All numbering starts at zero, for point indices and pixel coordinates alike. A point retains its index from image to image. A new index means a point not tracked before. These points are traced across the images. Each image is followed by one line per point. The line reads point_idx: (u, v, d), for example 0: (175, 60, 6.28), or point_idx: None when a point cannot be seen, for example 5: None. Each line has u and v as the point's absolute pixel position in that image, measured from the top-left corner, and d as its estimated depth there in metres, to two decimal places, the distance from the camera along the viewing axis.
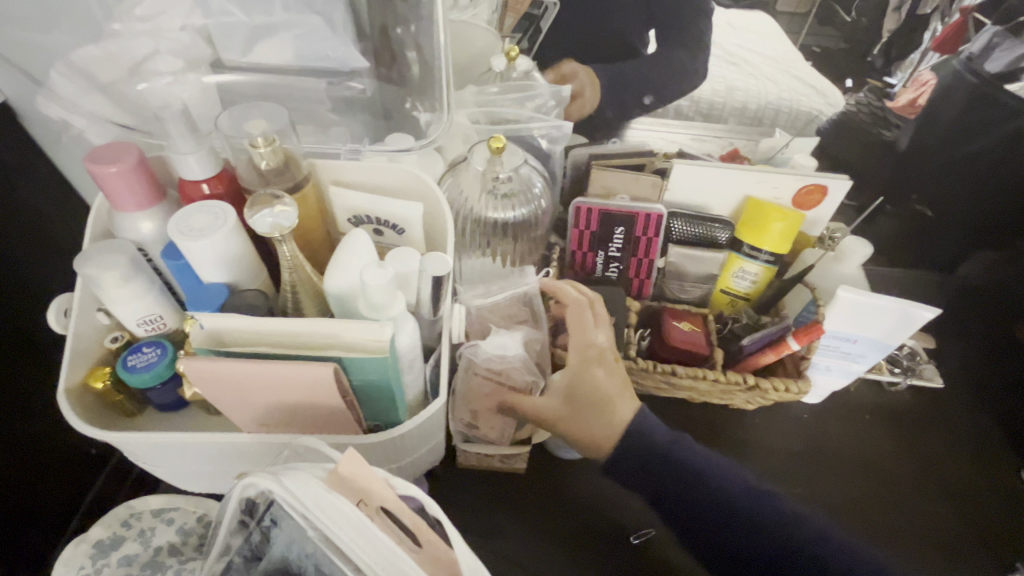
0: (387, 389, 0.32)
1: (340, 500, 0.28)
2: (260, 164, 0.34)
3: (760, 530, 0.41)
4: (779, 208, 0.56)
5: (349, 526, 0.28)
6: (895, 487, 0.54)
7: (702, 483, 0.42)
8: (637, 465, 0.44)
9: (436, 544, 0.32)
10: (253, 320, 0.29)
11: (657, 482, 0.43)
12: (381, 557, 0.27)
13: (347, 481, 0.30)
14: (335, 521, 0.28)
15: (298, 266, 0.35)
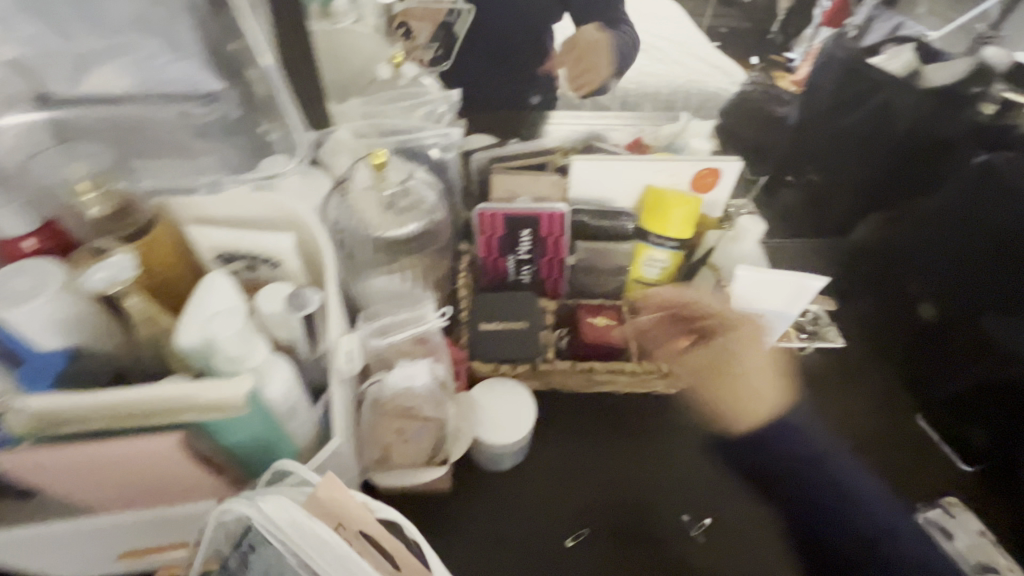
0: (263, 443, 0.30)
1: (322, 530, 0.28)
2: (90, 212, 0.30)
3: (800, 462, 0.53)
4: (676, 196, 0.57)
5: (329, 556, 0.28)
6: (824, 450, 0.57)
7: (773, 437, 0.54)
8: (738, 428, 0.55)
9: (413, 569, 0.33)
10: (83, 396, 0.26)
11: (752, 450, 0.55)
12: None
13: (328, 505, 0.30)
14: (317, 546, 0.28)
15: (152, 319, 0.31)
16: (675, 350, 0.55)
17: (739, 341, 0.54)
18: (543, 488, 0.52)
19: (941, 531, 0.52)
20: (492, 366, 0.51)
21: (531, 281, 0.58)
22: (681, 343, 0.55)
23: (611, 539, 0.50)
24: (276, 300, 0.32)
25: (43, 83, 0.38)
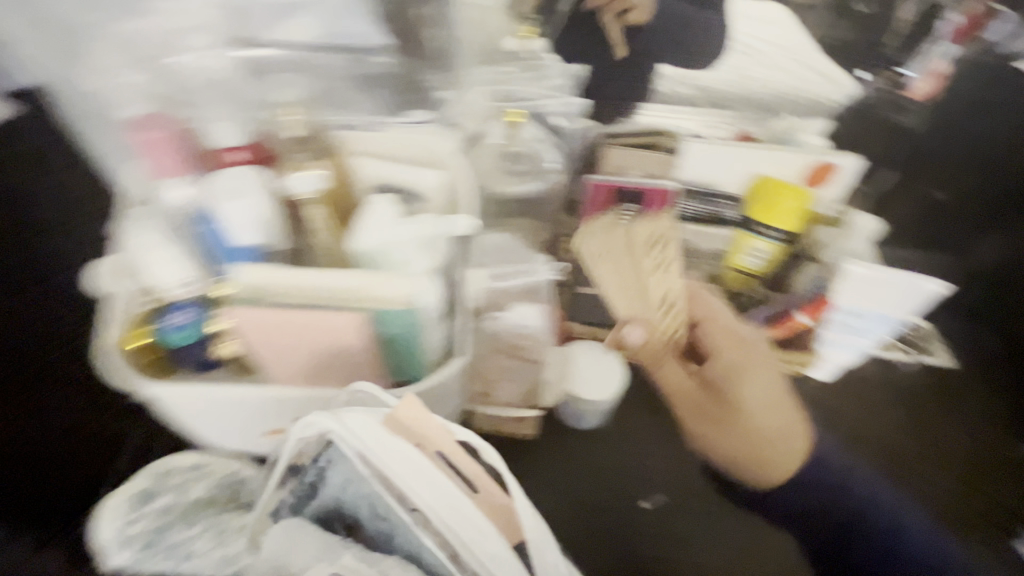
0: (408, 348, 0.34)
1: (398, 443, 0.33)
2: (285, 132, 0.37)
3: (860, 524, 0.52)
4: (790, 187, 0.53)
5: (406, 467, 0.33)
6: (654, 536, 0.51)
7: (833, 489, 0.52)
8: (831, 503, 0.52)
9: (491, 492, 0.37)
10: (292, 276, 0.31)
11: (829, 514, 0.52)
12: (438, 497, 0.33)
13: (402, 425, 0.35)
14: (396, 461, 0.33)
15: (323, 230, 0.37)
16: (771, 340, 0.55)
17: (750, 370, 0.54)
18: (624, 453, 0.54)
19: None
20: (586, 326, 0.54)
21: None
22: (777, 333, 0.55)
23: (683, 510, 0.51)
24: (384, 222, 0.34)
25: (250, 27, 0.43)
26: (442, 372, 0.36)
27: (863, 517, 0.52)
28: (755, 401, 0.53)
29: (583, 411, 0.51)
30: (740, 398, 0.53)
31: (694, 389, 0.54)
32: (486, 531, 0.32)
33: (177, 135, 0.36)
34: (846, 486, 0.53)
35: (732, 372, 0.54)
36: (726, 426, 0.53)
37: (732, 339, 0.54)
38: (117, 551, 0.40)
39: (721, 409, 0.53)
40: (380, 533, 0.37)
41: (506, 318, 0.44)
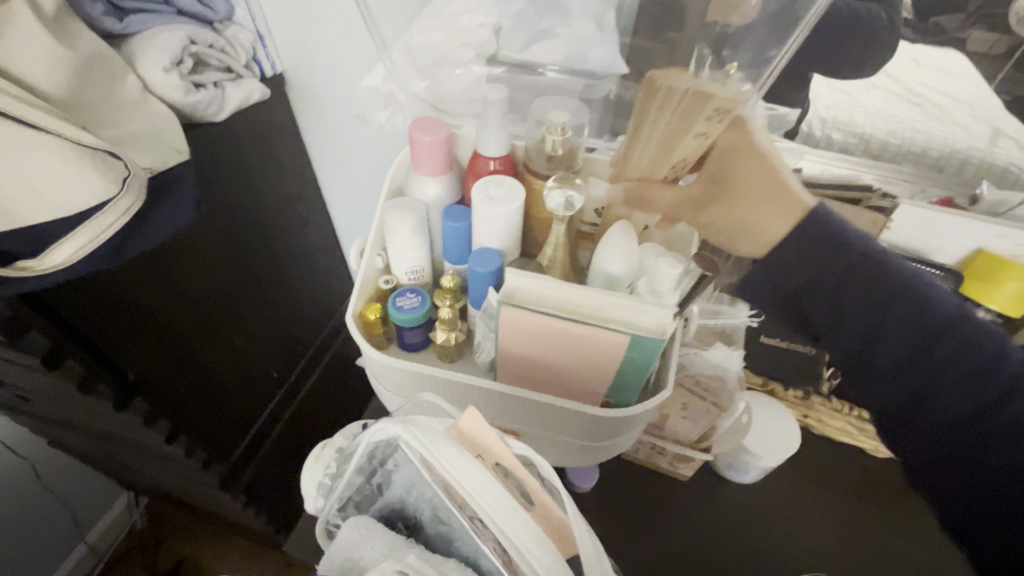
0: (638, 375, 0.34)
1: (457, 455, 0.33)
2: (550, 148, 0.38)
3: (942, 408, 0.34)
4: (1017, 266, 0.51)
5: (474, 477, 0.33)
6: None
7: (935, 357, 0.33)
8: (912, 342, 0.33)
9: (547, 505, 0.36)
10: (551, 285, 0.32)
11: (918, 357, 0.33)
12: (501, 506, 0.32)
13: (468, 436, 0.36)
14: (460, 471, 0.33)
15: (562, 245, 0.38)
16: None
17: (737, 160, 0.36)
18: (776, 514, 0.51)
19: None
20: (762, 380, 0.53)
21: None
22: None
23: None
24: (629, 247, 0.35)
25: (497, 45, 0.46)
26: (647, 405, 0.35)
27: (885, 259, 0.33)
28: (750, 190, 0.35)
29: (747, 465, 0.49)
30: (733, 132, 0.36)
31: (694, 187, 0.38)
32: (539, 539, 0.31)
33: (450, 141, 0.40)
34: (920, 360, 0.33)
35: (725, 150, 0.36)
36: (716, 209, 0.37)
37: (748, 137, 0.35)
38: (320, 500, 0.44)
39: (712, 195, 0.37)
40: (440, 536, 0.39)
41: (707, 357, 0.45)
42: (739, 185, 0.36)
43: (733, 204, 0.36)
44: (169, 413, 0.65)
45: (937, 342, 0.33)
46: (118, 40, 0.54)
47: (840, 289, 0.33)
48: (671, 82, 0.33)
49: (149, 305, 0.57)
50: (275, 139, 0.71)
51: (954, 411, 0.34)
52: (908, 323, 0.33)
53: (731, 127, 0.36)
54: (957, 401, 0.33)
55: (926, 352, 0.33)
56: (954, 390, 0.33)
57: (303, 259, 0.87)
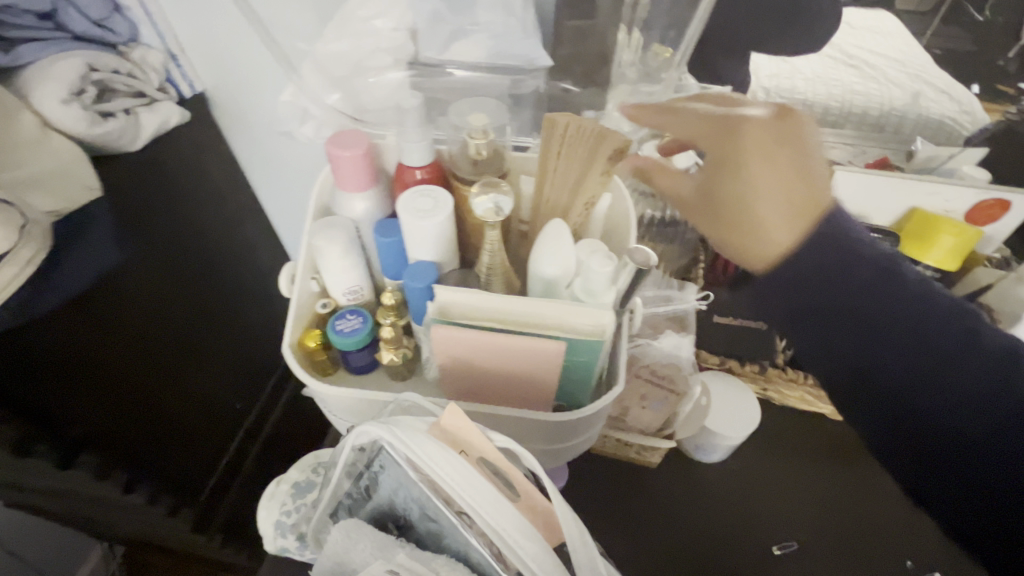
0: (583, 378, 0.34)
1: (440, 452, 0.31)
2: (474, 153, 0.37)
3: (965, 423, 0.29)
4: (951, 221, 0.52)
5: (460, 474, 0.31)
6: None
7: (950, 359, 0.29)
8: (913, 342, 0.30)
9: (531, 495, 0.36)
10: (485, 295, 0.31)
11: (927, 361, 0.30)
12: (484, 502, 0.30)
13: (448, 433, 0.33)
14: (444, 469, 0.31)
15: (499, 252, 0.37)
16: None
17: (745, 149, 0.31)
18: (746, 489, 0.52)
19: None
20: (720, 359, 0.52)
21: None
22: None
23: (821, 559, 0.48)
24: (565, 249, 0.34)
25: (416, 46, 0.44)
26: (600, 406, 0.35)
27: (888, 267, 0.31)
28: (767, 200, 0.30)
29: (712, 446, 0.49)
30: (738, 132, 0.31)
31: (686, 191, 0.35)
32: (527, 531, 0.30)
33: (372, 155, 0.38)
34: (935, 362, 0.30)
35: (729, 151, 0.32)
36: (708, 218, 0.33)
37: (759, 130, 0.31)
38: (279, 540, 0.42)
39: (708, 201, 0.33)
40: (431, 534, 0.37)
41: (656, 348, 0.46)
42: (750, 201, 0.31)
43: (742, 218, 0.31)
44: (123, 462, 0.61)
45: (947, 349, 0.30)
46: (8, 73, 0.50)
47: (833, 290, 0.30)
48: (684, 109, 0.35)
49: (87, 352, 0.54)
50: (205, 164, 0.68)
51: (971, 420, 0.29)
52: (911, 324, 0.30)
53: (720, 125, 0.32)
54: (977, 416, 0.29)
55: (938, 357, 0.30)
56: (982, 408, 0.29)
57: (254, 285, 0.84)
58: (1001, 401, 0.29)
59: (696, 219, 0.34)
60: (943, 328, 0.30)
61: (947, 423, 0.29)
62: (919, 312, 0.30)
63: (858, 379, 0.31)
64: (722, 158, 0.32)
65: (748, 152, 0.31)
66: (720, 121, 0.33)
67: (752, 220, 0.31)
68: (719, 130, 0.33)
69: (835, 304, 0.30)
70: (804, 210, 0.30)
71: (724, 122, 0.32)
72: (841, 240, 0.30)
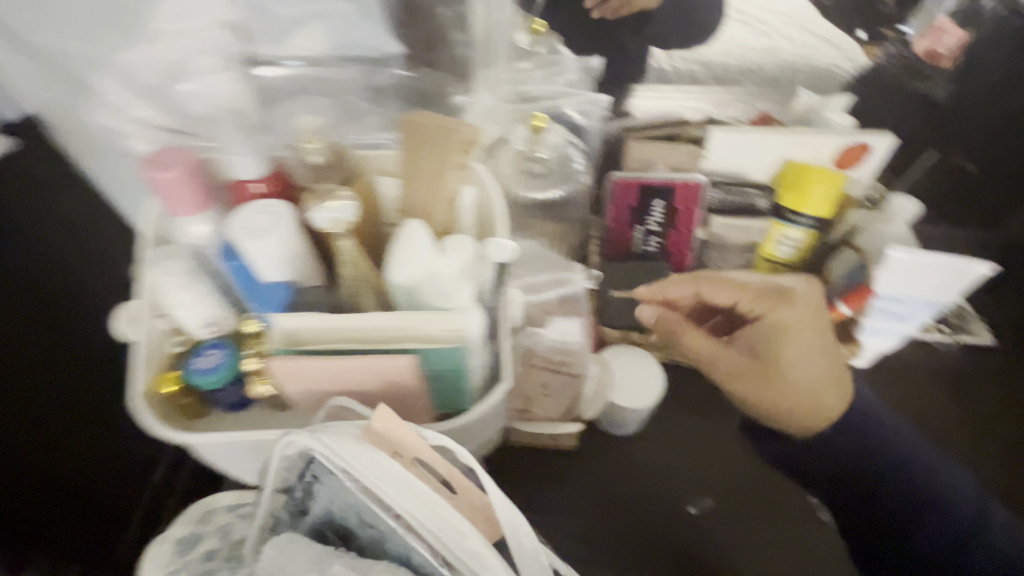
0: (453, 384, 0.34)
1: (372, 456, 0.31)
2: (310, 158, 0.34)
3: (917, 519, 0.51)
4: (820, 169, 0.53)
5: (393, 478, 0.31)
6: (685, 553, 0.49)
7: (890, 478, 0.52)
8: (863, 460, 0.52)
9: (470, 492, 0.36)
10: (329, 319, 0.30)
11: (903, 492, 0.51)
12: (418, 502, 0.32)
13: (382, 436, 0.33)
14: (375, 473, 0.31)
15: (359, 262, 0.35)
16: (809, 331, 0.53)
17: (801, 309, 0.51)
18: (663, 457, 0.52)
19: None
20: (622, 332, 0.52)
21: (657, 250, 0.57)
22: None
23: (732, 511, 0.50)
24: (422, 251, 0.31)
25: (252, 43, 0.41)
26: (480, 408, 0.34)
27: (861, 427, 0.53)
28: (801, 352, 0.51)
29: (624, 419, 0.50)
30: (787, 301, 0.51)
31: (742, 362, 0.53)
32: (460, 528, 0.31)
33: (198, 172, 0.34)
34: (926, 507, 0.51)
35: (782, 325, 0.51)
36: (762, 377, 0.52)
37: (805, 302, 0.51)
38: None
39: (764, 365, 0.52)
40: (371, 542, 0.35)
41: (546, 336, 0.45)
42: (787, 359, 0.52)
43: (782, 377, 0.52)
44: None
45: (914, 502, 0.51)
46: None
47: (848, 426, 0.53)
48: (705, 274, 0.53)
49: None
50: None
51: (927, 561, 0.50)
52: (895, 457, 0.52)
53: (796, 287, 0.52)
54: (947, 543, 0.50)
55: (899, 472, 0.52)
56: (924, 513, 0.51)
57: None
58: (961, 547, 0.50)
59: (742, 380, 0.53)
60: (905, 437, 0.53)
61: (913, 506, 0.51)
62: (875, 424, 0.53)
63: (864, 479, 0.52)
64: (790, 317, 0.51)
65: (790, 310, 0.51)
66: (772, 284, 0.52)
67: (794, 377, 0.51)
68: (769, 290, 0.52)
69: (879, 434, 0.53)
70: (823, 414, 0.52)
71: (773, 292, 0.52)
72: (863, 415, 0.53)
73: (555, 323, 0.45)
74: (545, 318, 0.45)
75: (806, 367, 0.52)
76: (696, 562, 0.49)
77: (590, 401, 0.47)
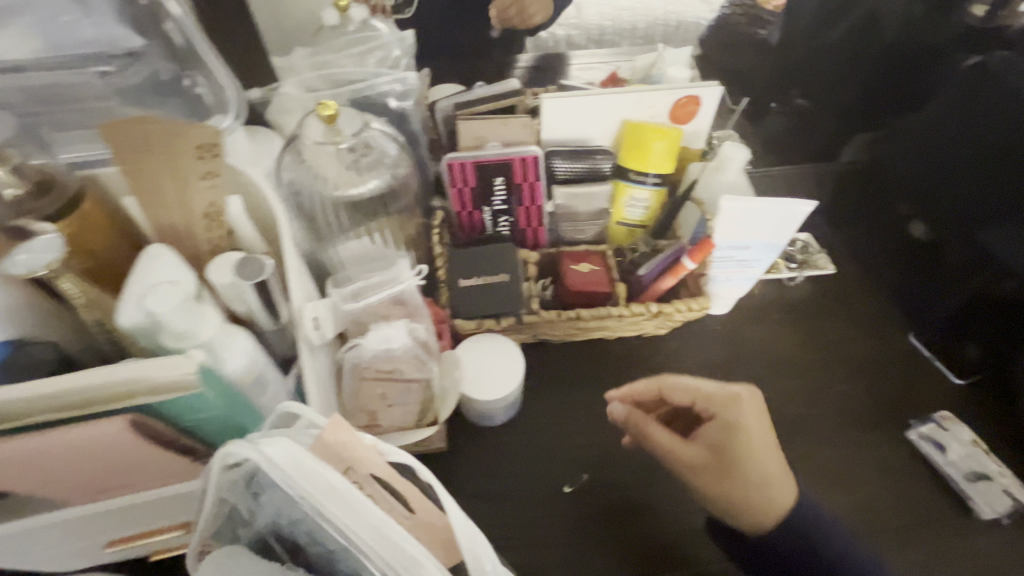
0: (225, 425, 0.32)
1: (324, 472, 0.28)
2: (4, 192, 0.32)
3: None
4: (654, 126, 0.52)
5: (342, 497, 0.28)
6: (570, 535, 0.48)
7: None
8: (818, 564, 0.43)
9: (429, 511, 0.33)
10: (25, 390, 0.27)
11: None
12: (368, 526, 0.27)
13: (332, 449, 0.30)
14: (322, 492, 0.27)
15: (96, 302, 0.35)
16: (661, 290, 0.53)
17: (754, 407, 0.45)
18: (536, 439, 0.52)
19: (934, 445, 0.51)
20: (475, 324, 0.49)
21: (509, 231, 0.55)
22: (668, 283, 0.53)
23: (607, 480, 0.50)
24: (156, 292, 0.29)
25: None
26: None
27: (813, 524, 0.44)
28: (761, 456, 0.44)
29: (486, 411, 0.48)
30: (740, 402, 0.45)
31: (699, 457, 0.44)
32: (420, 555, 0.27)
33: None
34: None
35: (734, 422, 0.44)
36: (717, 480, 0.43)
37: (754, 405, 0.45)
38: None
39: (716, 466, 0.44)
40: (321, 559, 0.30)
41: (367, 345, 0.42)
42: (746, 463, 0.43)
43: (745, 486, 0.43)
44: None
45: None
46: None
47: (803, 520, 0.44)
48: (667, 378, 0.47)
49: None
50: None
51: None
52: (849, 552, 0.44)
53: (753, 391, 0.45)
54: None
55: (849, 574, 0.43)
56: None
57: None
58: None
59: (698, 477, 0.44)
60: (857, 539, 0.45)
61: None
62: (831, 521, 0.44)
63: None
64: (744, 411, 0.44)
65: (745, 407, 0.44)
66: (725, 387, 0.45)
67: (750, 479, 0.43)
68: (717, 386, 0.45)
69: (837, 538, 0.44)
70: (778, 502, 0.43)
71: (722, 390, 0.45)
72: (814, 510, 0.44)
73: (381, 329, 0.42)
74: (364, 324, 0.42)
75: (762, 479, 0.43)
76: (605, 531, 0.48)
77: (438, 401, 0.44)
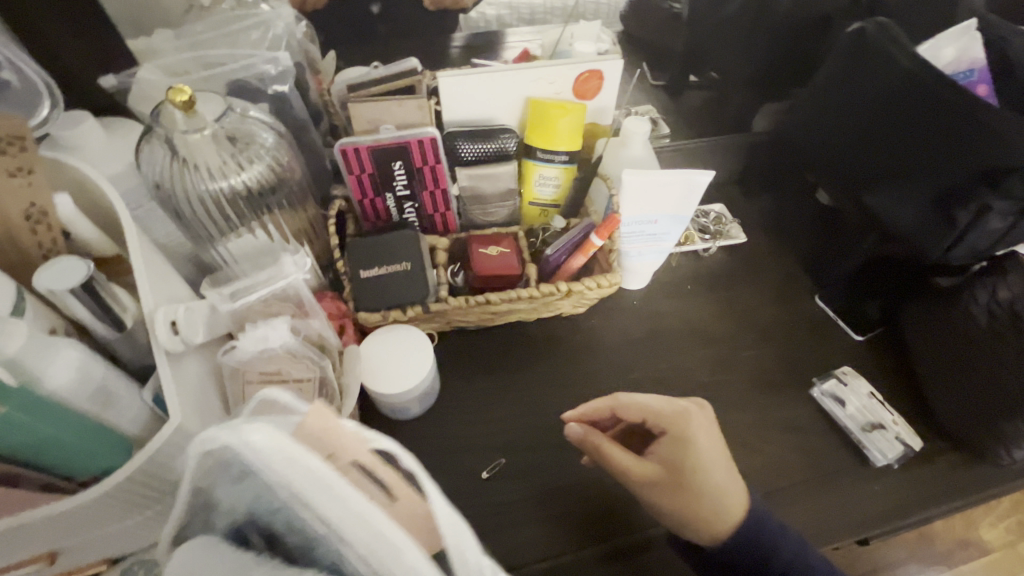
0: (56, 447, 0.31)
1: (306, 460, 0.21)
2: None
3: None
4: (557, 103, 0.51)
5: (320, 487, 0.21)
6: (491, 521, 0.47)
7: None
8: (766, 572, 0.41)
9: (413, 501, 0.27)
10: None
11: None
12: (355, 524, 0.21)
13: (315, 438, 0.24)
14: (310, 482, 0.21)
15: None
16: (574, 269, 0.53)
17: (703, 422, 0.43)
18: (455, 427, 0.51)
19: (834, 400, 0.54)
20: (379, 315, 0.47)
21: (416, 219, 0.54)
22: (579, 261, 0.53)
23: (524, 464, 0.50)
24: None
25: None
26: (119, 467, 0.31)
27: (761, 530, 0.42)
28: (715, 470, 0.41)
29: (395, 404, 0.47)
30: (690, 419, 0.43)
31: (651, 471, 0.42)
32: (419, 564, 0.21)
33: None
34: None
35: (683, 438, 0.42)
36: (667, 495, 0.41)
37: (703, 421, 0.44)
38: None
39: (672, 479, 0.41)
40: (300, 552, 0.25)
41: (247, 346, 0.40)
42: (700, 478, 0.41)
43: (699, 498, 0.41)
44: None
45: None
46: None
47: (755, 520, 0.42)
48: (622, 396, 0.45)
49: None
50: None
51: None
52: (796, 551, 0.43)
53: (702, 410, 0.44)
54: None
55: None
56: None
57: None
58: None
59: (648, 489, 0.42)
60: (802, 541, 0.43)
61: None
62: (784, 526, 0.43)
63: None
64: (698, 430, 0.42)
65: (695, 423, 0.43)
66: (674, 405, 0.44)
67: (706, 491, 0.41)
68: (668, 403, 0.44)
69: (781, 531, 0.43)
70: (736, 505, 0.42)
71: (673, 409, 0.43)
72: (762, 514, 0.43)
73: (267, 328, 0.39)
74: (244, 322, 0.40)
75: (715, 494, 0.41)
76: (543, 512, 0.48)
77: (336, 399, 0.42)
